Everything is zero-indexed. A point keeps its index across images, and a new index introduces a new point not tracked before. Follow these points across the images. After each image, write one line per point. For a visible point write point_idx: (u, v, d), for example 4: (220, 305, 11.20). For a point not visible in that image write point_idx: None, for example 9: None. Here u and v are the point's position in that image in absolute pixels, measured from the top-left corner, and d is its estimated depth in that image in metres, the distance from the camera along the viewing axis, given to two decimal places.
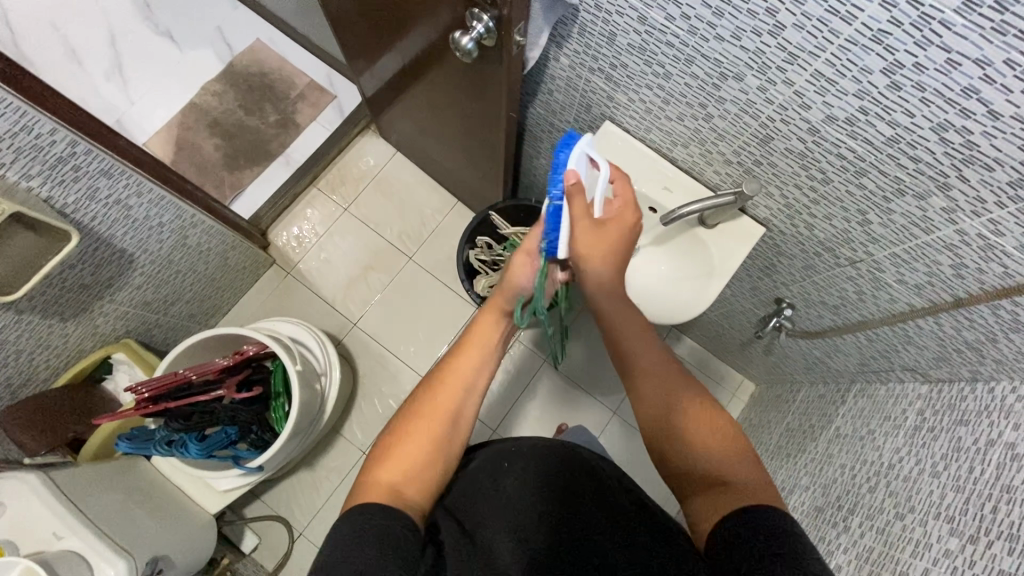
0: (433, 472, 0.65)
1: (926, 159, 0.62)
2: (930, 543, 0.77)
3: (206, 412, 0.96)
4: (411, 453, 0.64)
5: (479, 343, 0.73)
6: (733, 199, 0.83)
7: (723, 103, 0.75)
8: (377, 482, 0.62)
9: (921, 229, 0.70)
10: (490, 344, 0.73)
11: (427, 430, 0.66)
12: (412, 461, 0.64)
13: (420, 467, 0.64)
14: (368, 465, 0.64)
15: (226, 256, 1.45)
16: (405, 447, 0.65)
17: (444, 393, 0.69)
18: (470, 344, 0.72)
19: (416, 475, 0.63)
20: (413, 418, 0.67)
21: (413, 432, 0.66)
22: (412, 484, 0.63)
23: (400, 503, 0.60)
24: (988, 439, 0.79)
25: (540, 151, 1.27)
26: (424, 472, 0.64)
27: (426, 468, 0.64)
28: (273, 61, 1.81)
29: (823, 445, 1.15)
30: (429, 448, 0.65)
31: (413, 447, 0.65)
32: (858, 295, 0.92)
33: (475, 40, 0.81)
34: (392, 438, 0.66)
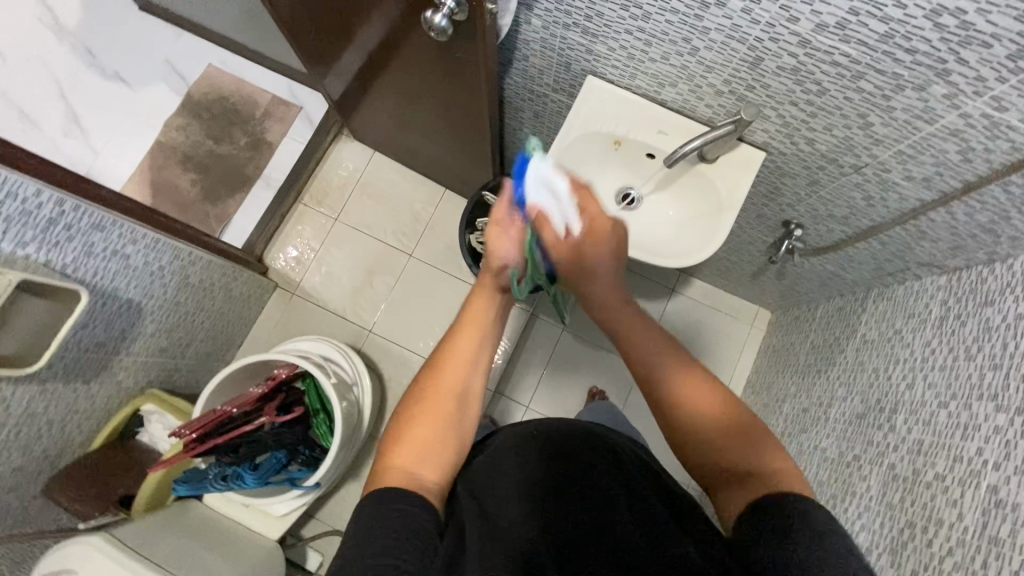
0: (450, 452, 0.65)
1: (922, 49, 0.61)
2: (979, 422, 0.80)
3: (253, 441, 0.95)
4: (422, 434, 0.63)
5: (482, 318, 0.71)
6: (734, 130, 0.82)
7: (707, 33, 0.74)
8: (394, 462, 0.61)
9: (924, 121, 0.70)
10: (488, 319, 0.71)
11: (434, 411, 0.65)
12: (425, 444, 0.63)
13: (433, 449, 0.63)
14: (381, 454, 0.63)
15: (230, 288, 1.44)
16: (415, 433, 0.64)
17: (446, 375, 0.67)
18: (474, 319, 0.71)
19: (431, 456, 0.62)
20: (419, 403, 0.66)
21: (426, 410, 0.65)
22: (429, 465, 0.62)
23: (415, 486, 0.59)
24: (1018, 313, 0.82)
25: (523, 122, 1.26)
26: (440, 452, 0.63)
27: (439, 449, 0.64)
28: (231, 83, 1.76)
29: (852, 354, 1.18)
30: (442, 429, 0.64)
31: (423, 430, 0.64)
32: (866, 201, 0.93)
33: (448, 16, 0.78)
34: (401, 425, 0.65)
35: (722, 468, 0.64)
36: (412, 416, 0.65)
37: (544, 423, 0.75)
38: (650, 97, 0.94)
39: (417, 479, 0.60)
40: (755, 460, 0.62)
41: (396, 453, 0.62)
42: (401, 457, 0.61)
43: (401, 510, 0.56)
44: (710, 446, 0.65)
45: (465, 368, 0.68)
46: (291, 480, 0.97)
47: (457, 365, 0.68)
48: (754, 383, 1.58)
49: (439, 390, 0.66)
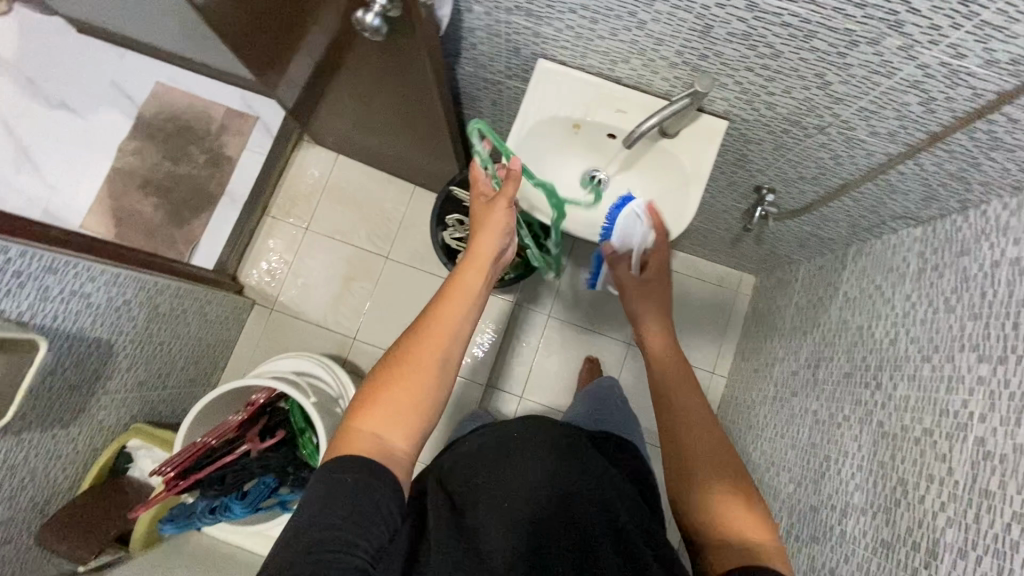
0: (422, 420, 0.69)
1: (872, 1, 0.59)
2: (962, 375, 0.79)
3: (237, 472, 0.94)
4: (395, 401, 0.68)
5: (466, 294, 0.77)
6: (690, 102, 0.79)
7: (652, 5, 0.71)
8: (365, 425, 0.67)
9: (883, 75, 0.68)
10: (471, 296, 0.77)
11: (413, 377, 0.69)
12: (400, 409, 0.68)
13: (407, 414, 0.68)
14: (355, 409, 0.68)
15: (204, 312, 1.41)
16: (391, 396, 0.68)
17: (428, 343, 0.72)
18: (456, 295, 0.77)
19: (403, 423, 0.67)
20: (399, 365, 0.70)
21: (404, 380, 0.69)
22: (398, 432, 0.67)
23: (384, 454, 0.65)
24: (994, 260, 0.81)
25: (482, 111, 1.22)
26: (411, 422, 0.68)
27: (412, 416, 0.68)
28: (181, 98, 1.70)
29: (835, 314, 1.17)
30: (415, 400, 0.69)
31: (399, 393, 0.69)
32: (834, 160, 0.91)
33: (380, 14, 0.73)
34: (378, 383, 0.70)
35: (712, 513, 0.69)
36: (386, 384, 0.69)
37: (534, 432, 0.82)
38: (605, 75, 0.91)
39: (384, 446, 0.66)
40: (749, 522, 0.67)
41: (368, 416, 0.67)
42: (372, 421, 0.67)
43: (365, 484, 0.61)
44: (712, 489, 0.71)
45: (441, 342, 0.72)
46: (281, 504, 0.95)
47: (439, 335, 0.73)
48: (743, 350, 1.58)
49: (418, 357, 0.71)
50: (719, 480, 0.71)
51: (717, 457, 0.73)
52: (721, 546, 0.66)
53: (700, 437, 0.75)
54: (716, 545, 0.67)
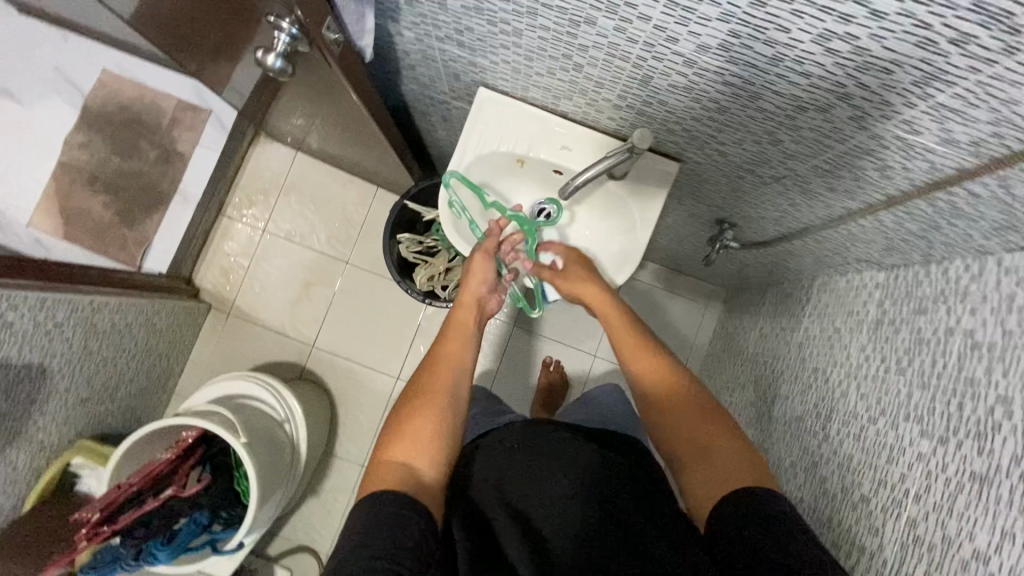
0: (444, 449, 0.70)
1: (817, 72, 0.51)
2: (904, 447, 0.77)
3: (165, 514, 0.93)
4: (422, 428, 0.70)
5: (462, 323, 0.84)
6: (629, 157, 0.72)
7: (586, 51, 0.64)
8: (397, 455, 0.68)
9: (834, 140, 0.62)
10: (468, 332, 0.83)
11: (429, 406, 0.72)
12: (423, 434, 0.70)
13: (428, 441, 0.69)
14: (379, 451, 0.69)
15: (153, 323, 1.37)
16: (412, 428, 0.70)
17: (437, 376, 0.77)
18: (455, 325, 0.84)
19: (427, 451, 0.69)
20: (415, 401, 0.73)
21: (424, 410, 0.72)
22: (425, 458, 0.68)
23: (413, 478, 0.65)
24: (948, 327, 0.76)
25: (434, 125, 1.14)
26: (438, 447, 0.70)
27: (435, 443, 0.70)
28: (127, 86, 1.55)
29: (795, 348, 1.14)
30: (437, 431, 0.71)
31: (421, 424, 0.70)
32: (792, 207, 0.85)
33: (283, 54, 0.65)
34: (399, 423, 0.71)
35: (695, 456, 0.74)
36: (409, 416, 0.71)
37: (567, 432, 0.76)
38: (550, 108, 0.84)
39: (416, 474, 0.66)
40: (722, 452, 0.73)
41: (397, 446, 0.68)
42: (401, 450, 0.68)
43: (399, 514, 0.60)
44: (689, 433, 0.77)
45: (450, 374, 0.77)
46: (212, 543, 0.94)
47: (445, 368, 0.78)
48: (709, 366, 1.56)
49: (432, 389, 0.75)
50: (689, 423, 0.77)
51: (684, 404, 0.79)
52: (705, 484, 0.71)
53: (660, 389, 0.82)
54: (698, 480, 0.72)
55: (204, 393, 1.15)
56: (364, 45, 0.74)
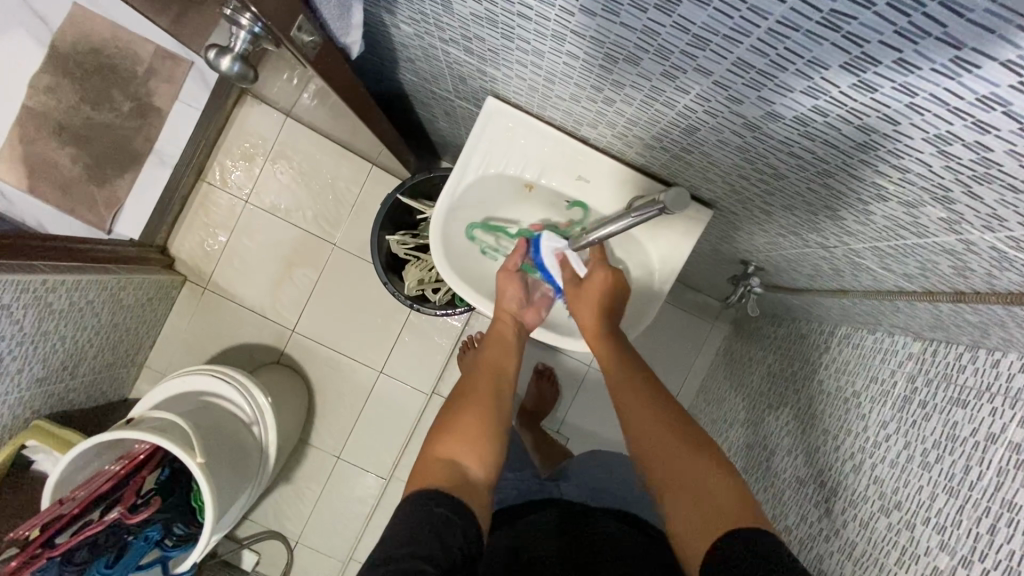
0: (493, 447, 0.70)
1: (917, 169, 0.40)
2: (918, 553, 0.70)
3: (112, 532, 0.88)
4: (471, 424, 0.71)
5: (500, 340, 0.85)
6: (659, 213, 0.63)
7: (621, 88, 0.51)
8: (443, 453, 0.67)
9: (910, 232, 0.50)
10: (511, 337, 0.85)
11: (474, 407, 0.74)
12: (471, 431, 0.70)
13: (477, 437, 0.70)
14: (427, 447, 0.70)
15: (118, 298, 1.27)
16: (459, 426, 0.71)
17: (480, 379, 0.79)
18: (494, 342, 0.85)
19: (477, 450, 0.69)
20: (461, 402, 0.75)
21: (471, 408, 0.74)
22: (472, 457, 0.68)
23: (461, 472, 0.66)
24: (989, 433, 0.67)
25: (436, 116, 1.00)
26: (485, 450, 0.69)
27: (484, 441, 0.70)
28: (94, 19, 1.25)
29: (806, 400, 1.06)
30: (484, 435, 0.71)
31: (468, 422, 0.72)
32: (833, 270, 0.74)
33: (243, 56, 0.54)
34: (448, 420, 0.72)
35: (688, 504, 0.65)
36: (457, 419, 0.72)
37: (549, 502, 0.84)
38: (569, 130, 0.74)
39: (464, 471, 0.66)
40: (717, 492, 0.64)
41: (445, 444, 0.68)
42: (449, 449, 0.68)
43: (442, 511, 0.59)
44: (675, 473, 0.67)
45: (492, 385, 0.78)
46: (163, 561, 0.93)
47: (489, 369, 0.80)
48: (708, 389, 1.49)
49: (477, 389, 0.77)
50: (676, 458, 0.68)
51: (675, 436, 0.70)
52: (697, 528, 0.63)
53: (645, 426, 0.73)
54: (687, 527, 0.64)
55: (164, 389, 1.06)
56: (349, 42, 0.63)
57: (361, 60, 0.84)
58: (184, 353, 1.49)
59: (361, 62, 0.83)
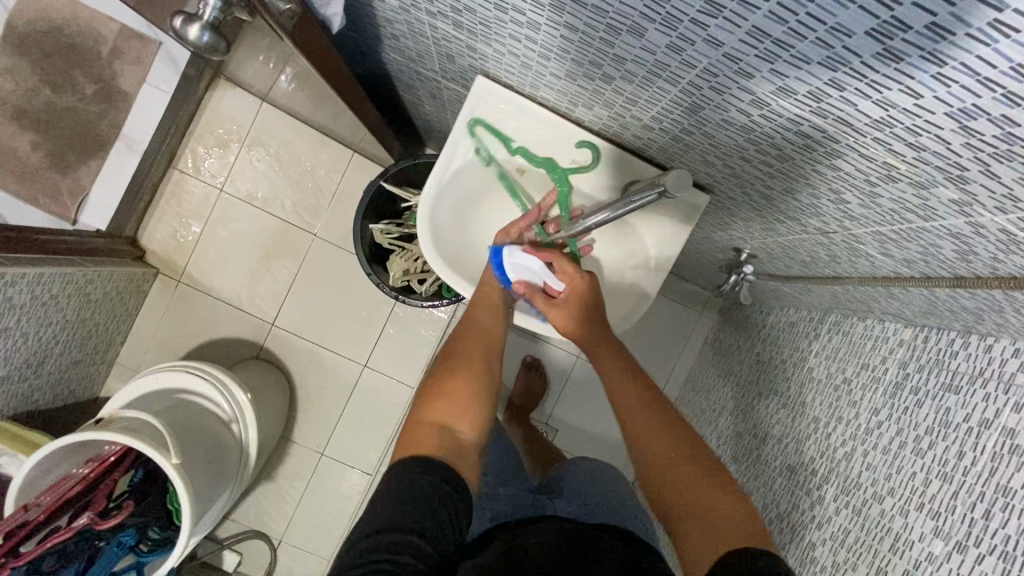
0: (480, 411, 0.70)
1: (933, 147, 0.38)
2: (912, 540, 0.70)
3: (81, 539, 0.85)
4: (459, 388, 0.69)
5: (488, 307, 0.80)
6: (657, 198, 0.61)
7: (622, 63, 0.49)
8: (433, 415, 0.66)
9: (917, 216, 0.49)
10: (495, 305, 0.80)
11: (460, 375, 0.71)
12: (460, 396, 0.69)
13: (464, 400, 0.69)
14: (416, 404, 0.68)
15: (84, 291, 1.20)
16: (445, 394, 0.68)
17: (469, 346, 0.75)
18: (480, 309, 0.80)
19: (464, 413, 0.67)
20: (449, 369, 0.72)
21: (458, 375, 0.71)
22: (460, 420, 0.67)
23: (450, 436, 0.65)
24: (983, 418, 0.67)
25: (420, 99, 0.97)
26: (473, 410, 0.69)
27: (470, 401, 0.69)
28: None
29: (795, 388, 1.05)
30: (472, 395, 0.70)
31: (455, 386, 0.69)
32: (829, 256, 0.73)
33: (213, 24, 0.50)
34: (435, 384, 0.70)
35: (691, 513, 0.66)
36: (446, 381, 0.70)
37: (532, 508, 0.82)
38: (563, 112, 0.72)
39: (455, 436, 0.65)
40: (723, 503, 0.65)
41: (435, 408, 0.67)
42: (438, 411, 0.66)
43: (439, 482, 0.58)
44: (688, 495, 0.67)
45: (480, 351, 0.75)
46: (137, 568, 0.91)
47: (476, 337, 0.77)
48: (696, 379, 1.49)
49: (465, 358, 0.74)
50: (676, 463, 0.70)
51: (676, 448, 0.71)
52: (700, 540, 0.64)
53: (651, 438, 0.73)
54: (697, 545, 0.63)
55: (138, 386, 1.01)
56: (330, 13, 0.63)
57: (342, 38, 0.80)
58: (158, 349, 1.43)
59: (340, 39, 0.79)
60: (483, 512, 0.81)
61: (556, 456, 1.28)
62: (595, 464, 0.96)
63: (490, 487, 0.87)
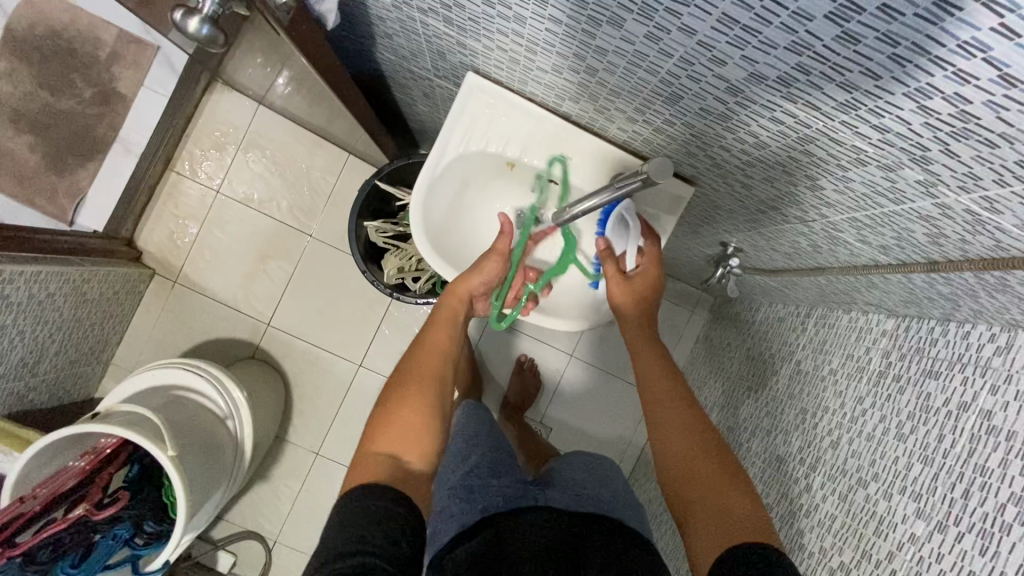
0: (430, 439, 0.69)
1: (897, 129, 0.41)
2: (896, 522, 0.71)
3: (77, 530, 0.85)
4: (409, 420, 0.69)
5: (450, 317, 0.80)
6: (641, 185, 0.63)
7: (604, 55, 0.51)
8: (383, 447, 0.66)
9: (888, 199, 0.51)
10: (456, 318, 0.81)
11: (410, 405, 0.70)
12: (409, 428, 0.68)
13: (415, 432, 0.68)
14: (369, 433, 0.69)
15: (81, 291, 1.21)
16: (395, 423, 0.68)
17: (426, 364, 0.76)
18: (442, 319, 0.80)
19: (414, 445, 0.67)
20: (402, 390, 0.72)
21: (409, 405, 0.70)
22: (412, 450, 0.67)
23: (398, 468, 0.65)
24: (961, 401, 0.69)
25: (414, 98, 0.99)
26: (422, 441, 0.68)
27: (422, 434, 0.69)
28: None
29: (783, 381, 1.07)
30: (424, 424, 0.70)
31: (407, 415, 0.69)
32: (811, 246, 0.75)
33: (211, 19, 0.52)
34: (387, 408, 0.70)
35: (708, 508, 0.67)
36: (395, 410, 0.70)
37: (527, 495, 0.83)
38: (550, 107, 0.74)
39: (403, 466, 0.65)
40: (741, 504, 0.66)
41: (384, 438, 0.67)
42: (387, 442, 0.67)
43: (385, 506, 0.59)
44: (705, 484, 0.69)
45: (437, 365, 0.76)
46: (132, 560, 0.92)
47: (434, 355, 0.77)
48: (687, 378, 1.50)
49: (419, 382, 0.73)
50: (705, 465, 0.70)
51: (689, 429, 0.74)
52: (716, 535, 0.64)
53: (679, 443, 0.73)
54: (709, 538, 0.64)
55: (133, 382, 1.02)
56: (324, 10, 0.65)
57: (337, 38, 0.82)
58: (154, 350, 1.44)
59: (335, 37, 0.81)
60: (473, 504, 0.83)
61: (549, 453, 1.30)
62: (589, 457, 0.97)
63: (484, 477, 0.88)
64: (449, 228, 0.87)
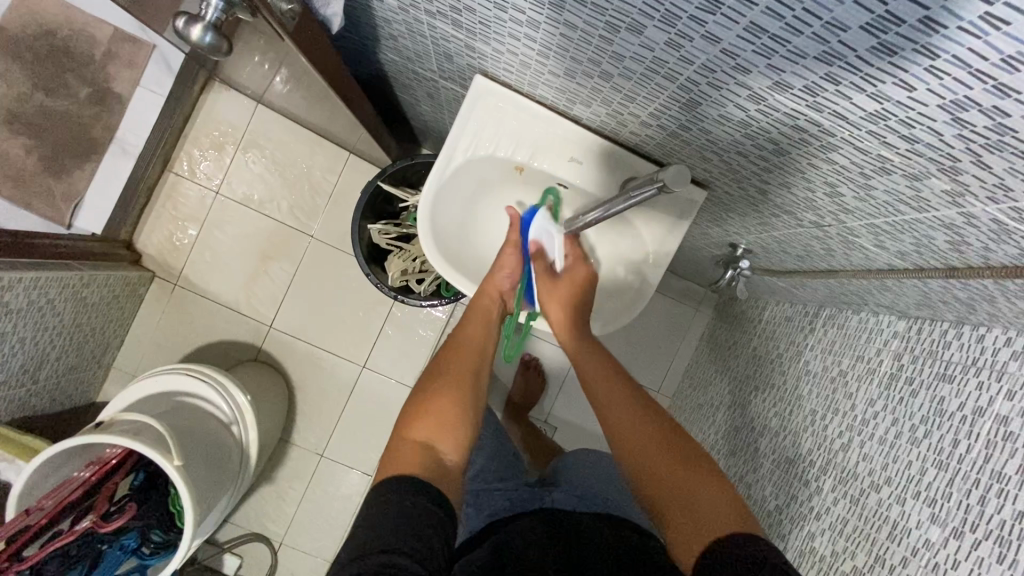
0: (464, 432, 0.68)
1: (926, 139, 0.39)
2: (909, 527, 0.71)
3: (85, 541, 0.85)
4: (446, 411, 0.68)
5: (483, 314, 0.80)
6: (657, 193, 0.62)
7: (620, 61, 0.50)
8: (416, 436, 0.65)
9: (910, 207, 0.50)
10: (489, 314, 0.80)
11: (447, 397, 0.69)
12: (443, 420, 0.67)
13: (448, 423, 0.67)
14: (402, 422, 0.67)
15: (81, 296, 1.20)
16: (432, 414, 0.67)
17: (462, 360, 0.75)
18: (475, 315, 0.80)
19: (450, 437, 0.66)
20: (437, 383, 0.71)
21: (446, 398, 0.69)
22: (446, 441, 0.65)
23: (432, 457, 0.63)
24: (977, 406, 0.68)
25: (418, 98, 0.97)
26: (457, 433, 0.67)
27: (456, 425, 0.67)
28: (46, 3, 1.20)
29: (791, 381, 1.07)
30: (459, 416, 0.68)
31: (441, 406, 0.68)
32: (824, 249, 0.74)
33: (212, 24, 0.50)
34: (422, 401, 0.69)
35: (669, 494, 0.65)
36: (432, 399, 0.69)
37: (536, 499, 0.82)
38: (561, 111, 0.73)
39: (437, 456, 0.63)
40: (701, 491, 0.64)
41: (421, 426, 0.66)
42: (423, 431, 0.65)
43: (416, 500, 0.57)
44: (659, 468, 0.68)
45: (471, 364, 0.75)
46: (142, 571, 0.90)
47: (469, 351, 0.76)
48: (692, 377, 1.50)
49: (456, 376, 0.72)
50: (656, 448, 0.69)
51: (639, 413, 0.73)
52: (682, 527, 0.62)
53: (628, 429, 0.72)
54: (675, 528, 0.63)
55: (137, 389, 1.01)
56: (329, 13, 0.63)
57: (340, 38, 0.80)
58: (156, 353, 1.43)
59: (339, 38, 0.79)
60: (482, 509, 0.82)
61: (554, 453, 1.29)
62: (597, 459, 0.96)
63: (492, 480, 0.88)
64: (456, 234, 0.85)
